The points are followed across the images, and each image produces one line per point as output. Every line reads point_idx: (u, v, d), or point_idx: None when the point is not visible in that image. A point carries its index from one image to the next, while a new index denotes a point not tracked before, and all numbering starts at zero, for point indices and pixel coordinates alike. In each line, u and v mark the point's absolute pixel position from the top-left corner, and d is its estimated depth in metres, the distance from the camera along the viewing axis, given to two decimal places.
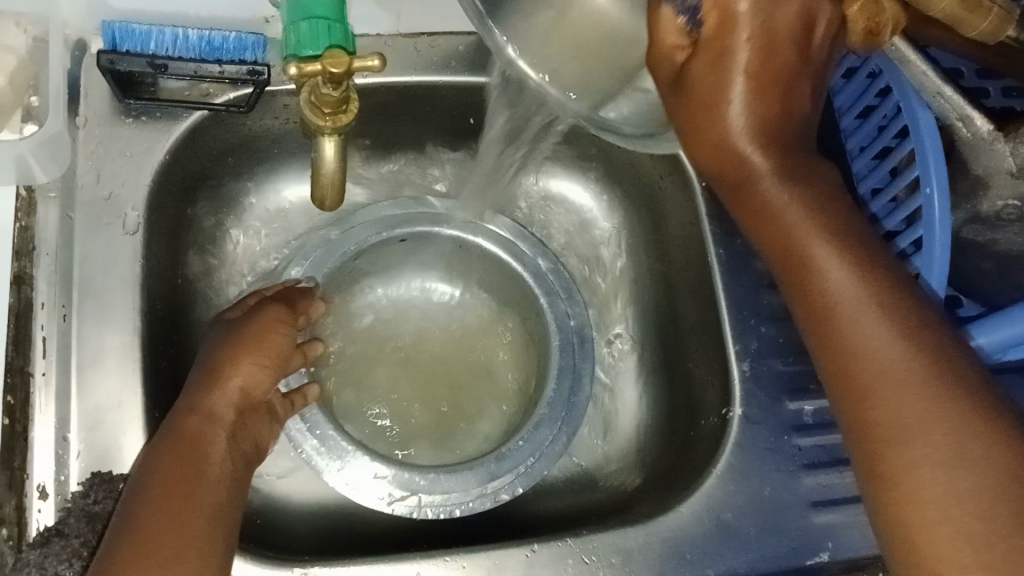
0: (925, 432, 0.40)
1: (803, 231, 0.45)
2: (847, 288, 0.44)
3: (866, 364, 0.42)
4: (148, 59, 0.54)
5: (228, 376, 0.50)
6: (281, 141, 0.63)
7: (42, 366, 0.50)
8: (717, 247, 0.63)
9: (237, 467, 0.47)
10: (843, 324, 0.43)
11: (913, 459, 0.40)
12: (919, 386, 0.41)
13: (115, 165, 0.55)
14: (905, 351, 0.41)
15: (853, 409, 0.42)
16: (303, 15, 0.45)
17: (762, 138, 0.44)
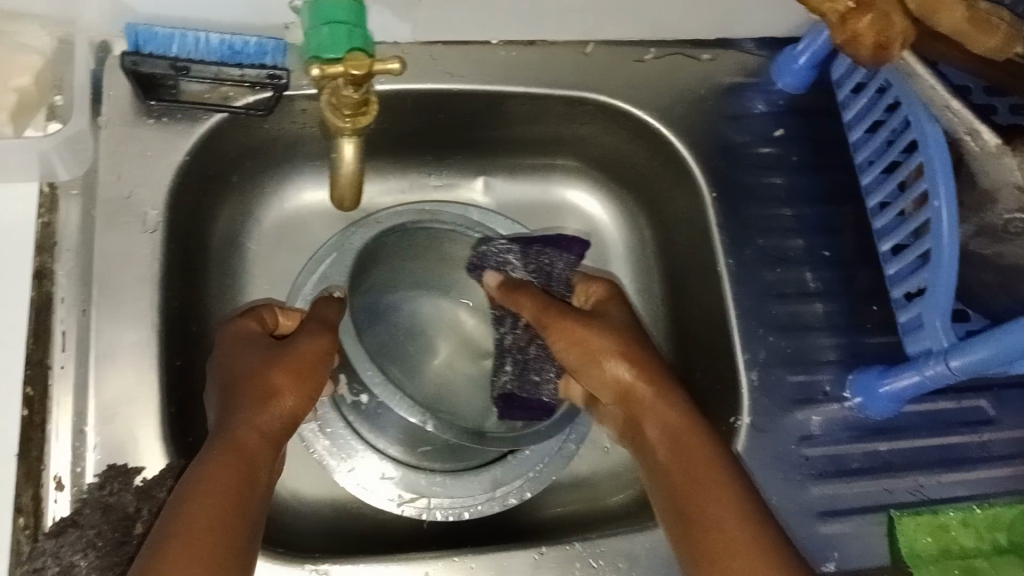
0: (720, 517, 0.48)
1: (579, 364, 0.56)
2: (706, 455, 0.50)
3: (710, 503, 0.48)
4: (169, 61, 0.56)
5: (280, 395, 0.50)
6: (298, 145, 0.64)
7: (60, 359, 0.51)
8: (727, 256, 0.64)
9: (266, 484, 0.48)
10: (693, 496, 0.49)
11: (714, 527, 0.47)
12: (731, 499, 0.48)
13: (136, 164, 0.56)
14: (737, 501, 0.48)
15: (680, 510, 0.49)
16: (324, 20, 0.46)
17: (635, 374, 0.53)
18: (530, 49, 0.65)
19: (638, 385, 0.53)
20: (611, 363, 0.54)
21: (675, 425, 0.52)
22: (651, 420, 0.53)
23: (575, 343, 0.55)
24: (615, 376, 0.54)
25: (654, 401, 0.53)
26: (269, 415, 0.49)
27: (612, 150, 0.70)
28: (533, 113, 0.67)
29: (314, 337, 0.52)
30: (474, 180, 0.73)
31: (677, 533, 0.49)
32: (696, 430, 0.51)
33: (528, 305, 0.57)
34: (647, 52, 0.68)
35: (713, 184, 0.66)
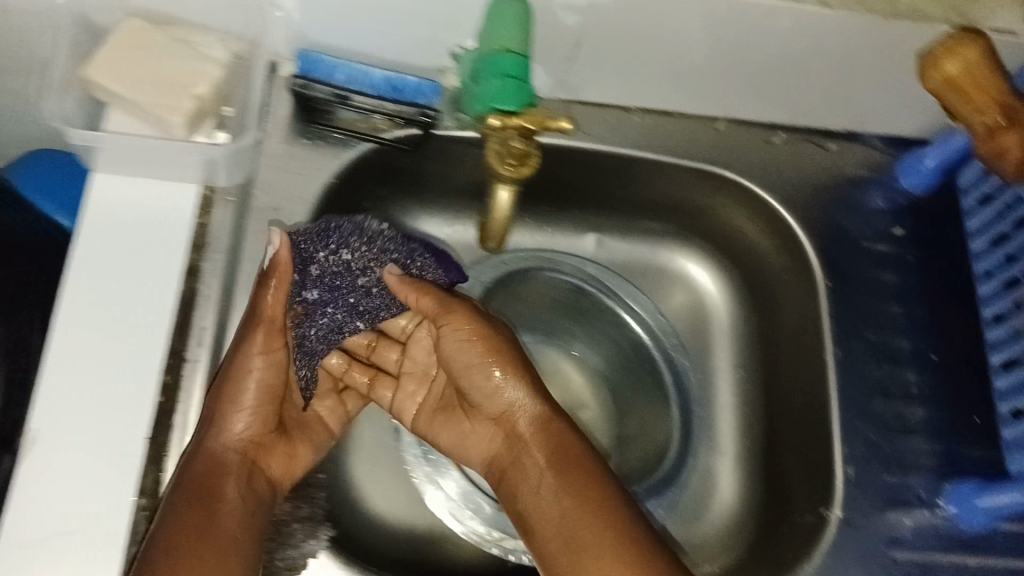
0: (611, 563, 0.49)
1: (514, 408, 0.57)
2: (583, 476, 0.53)
3: (588, 533, 0.51)
4: (334, 89, 0.59)
5: (232, 423, 0.53)
6: (431, 181, 0.67)
7: (195, 353, 0.54)
8: (834, 346, 0.65)
9: (252, 471, 0.54)
10: (575, 532, 0.51)
11: (598, 564, 0.49)
12: (611, 528, 0.50)
13: (288, 181, 0.60)
14: (618, 529, 0.50)
15: (560, 545, 0.51)
16: (497, 72, 0.49)
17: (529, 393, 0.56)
18: (665, 118, 0.67)
19: (523, 416, 0.56)
20: (509, 389, 0.57)
21: (555, 439, 0.55)
22: (536, 436, 0.56)
23: (485, 353, 0.57)
24: (503, 398, 0.57)
25: (535, 420, 0.56)
26: (219, 439, 0.52)
27: (729, 227, 0.71)
28: (659, 178, 0.68)
29: (261, 354, 0.53)
30: (587, 236, 0.74)
31: (552, 567, 0.51)
32: (571, 438, 0.55)
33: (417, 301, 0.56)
34: (776, 134, 0.69)
35: (827, 273, 0.67)
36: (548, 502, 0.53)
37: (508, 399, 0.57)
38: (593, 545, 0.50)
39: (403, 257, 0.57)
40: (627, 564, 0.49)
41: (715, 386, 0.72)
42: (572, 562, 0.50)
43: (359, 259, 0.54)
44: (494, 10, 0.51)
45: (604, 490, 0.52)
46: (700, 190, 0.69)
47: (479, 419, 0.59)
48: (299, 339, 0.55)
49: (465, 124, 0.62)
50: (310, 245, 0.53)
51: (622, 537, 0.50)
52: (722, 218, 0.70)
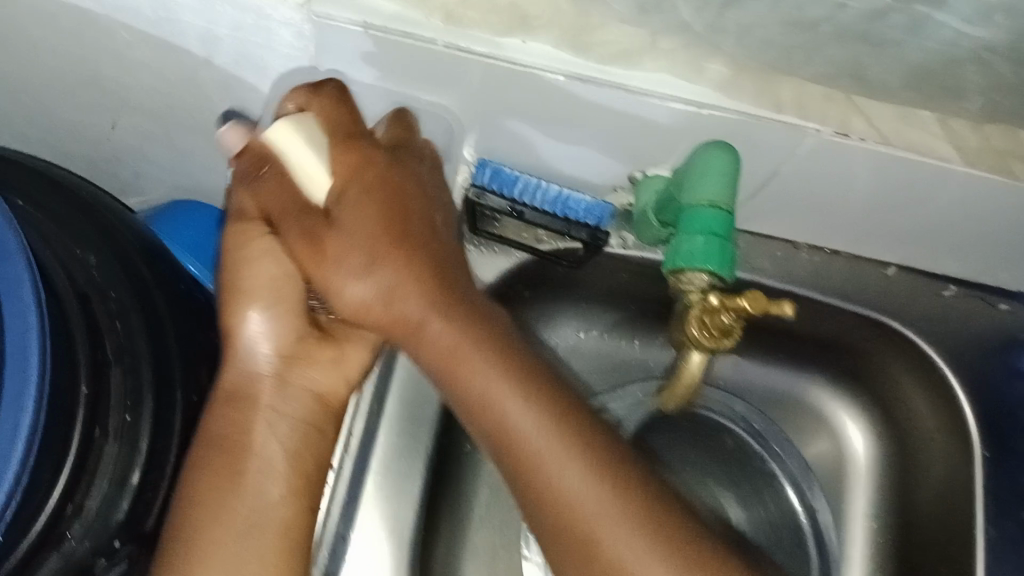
0: (603, 517, 0.43)
1: (402, 291, 0.47)
2: (540, 431, 0.45)
3: (568, 493, 0.44)
4: (510, 202, 0.59)
5: (246, 321, 0.51)
6: (582, 288, 0.66)
7: (339, 462, 0.54)
8: (987, 524, 0.61)
9: (289, 384, 0.52)
10: (548, 474, 0.44)
11: (595, 520, 0.43)
12: (612, 481, 0.44)
13: None
14: (608, 474, 0.44)
15: (546, 513, 0.44)
16: (702, 230, 0.47)
17: (418, 282, 0.47)
18: (834, 258, 0.66)
19: (428, 321, 0.47)
20: (398, 293, 0.47)
21: (512, 428, 0.45)
22: (444, 337, 0.47)
23: (386, 177, 0.48)
24: (430, 334, 0.47)
25: (496, 424, 0.46)
26: (239, 372, 0.52)
27: (889, 382, 0.67)
28: (820, 318, 0.66)
29: (267, 261, 0.51)
30: (724, 357, 0.71)
31: (544, 530, 0.44)
32: (536, 380, 0.46)
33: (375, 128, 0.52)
34: (946, 288, 0.67)
35: (985, 443, 0.63)
36: (559, 477, 0.44)
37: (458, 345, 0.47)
38: (570, 485, 0.44)
39: None
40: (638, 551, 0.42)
41: (847, 535, 0.68)
42: (576, 515, 0.43)
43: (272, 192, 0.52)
44: (702, 160, 0.48)
45: (592, 434, 0.45)
46: (857, 334, 0.66)
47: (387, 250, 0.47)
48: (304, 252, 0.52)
49: (631, 245, 0.61)
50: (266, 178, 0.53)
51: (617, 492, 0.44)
52: (870, 367, 0.67)
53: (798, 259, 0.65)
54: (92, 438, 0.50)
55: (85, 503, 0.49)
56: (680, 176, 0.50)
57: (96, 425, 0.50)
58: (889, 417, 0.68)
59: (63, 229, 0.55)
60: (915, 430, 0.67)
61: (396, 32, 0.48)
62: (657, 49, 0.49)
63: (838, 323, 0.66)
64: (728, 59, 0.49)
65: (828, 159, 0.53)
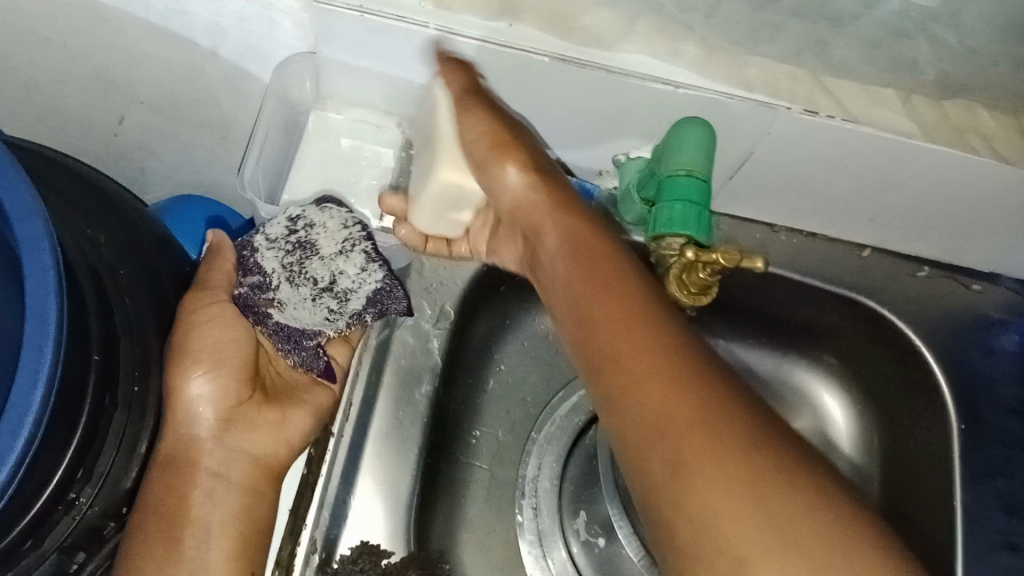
0: (663, 392, 0.39)
1: (522, 192, 0.53)
2: (624, 312, 0.44)
3: (636, 366, 0.41)
4: None
5: (188, 388, 0.56)
6: None
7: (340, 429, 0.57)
8: (963, 492, 0.63)
9: (232, 447, 0.58)
10: (617, 354, 0.42)
11: (658, 398, 0.39)
12: (681, 371, 0.40)
13: (443, 268, 0.65)
14: (682, 362, 0.41)
15: (614, 394, 0.42)
16: (678, 197, 0.50)
17: (525, 185, 0.53)
18: (810, 240, 0.69)
19: (540, 224, 0.53)
20: (512, 181, 0.53)
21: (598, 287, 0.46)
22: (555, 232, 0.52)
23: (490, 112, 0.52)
24: (532, 216, 0.53)
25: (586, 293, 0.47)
26: (180, 434, 0.56)
27: (869, 360, 0.70)
28: (796, 299, 0.69)
29: (213, 331, 0.57)
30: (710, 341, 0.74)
31: (612, 408, 0.42)
32: (615, 263, 0.47)
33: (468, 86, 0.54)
34: (922, 269, 0.70)
35: (961, 414, 0.65)
36: (624, 350, 0.42)
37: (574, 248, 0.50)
38: (641, 359, 0.41)
39: (266, 277, 0.56)
40: (688, 424, 0.38)
41: None
42: (629, 372, 0.41)
43: (259, 269, 0.56)
44: (680, 131, 0.51)
45: (673, 328, 0.43)
46: (832, 312, 0.69)
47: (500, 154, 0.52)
48: (279, 329, 0.57)
49: (616, 228, 0.63)
50: (255, 261, 0.56)
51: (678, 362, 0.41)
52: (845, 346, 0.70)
53: (775, 240, 0.69)
54: (101, 406, 0.50)
55: (95, 469, 0.50)
56: (661, 150, 0.53)
57: (107, 393, 0.51)
58: (868, 395, 0.70)
59: (76, 212, 0.57)
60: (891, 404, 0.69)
61: (389, 15, 0.51)
62: (635, 32, 0.52)
63: (810, 303, 0.69)
64: (703, 41, 0.52)
65: (800, 137, 0.56)
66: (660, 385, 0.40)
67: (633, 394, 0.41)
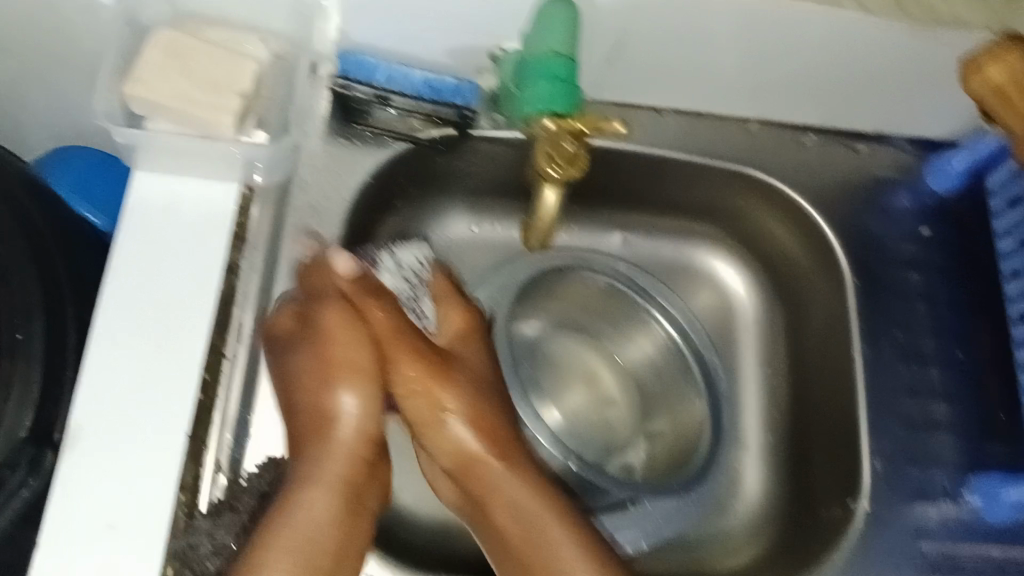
0: (508, 520, 0.53)
1: (384, 333, 0.54)
2: (471, 452, 0.54)
3: (502, 493, 0.53)
4: (374, 90, 0.60)
5: None
6: (465, 180, 0.69)
7: (234, 350, 0.56)
8: (863, 343, 0.65)
9: None
10: (487, 493, 0.54)
11: (528, 551, 0.52)
12: (538, 483, 0.54)
13: (324, 176, 0.61)
14: (547, 488, 0.54)
15: (505, 552, 0.54)
16: (545, 75, 0.50)
17: (364, 402, 0.53)
18: (698, 119, 0.69)
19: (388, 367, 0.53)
20: (348, 399, 0.52)
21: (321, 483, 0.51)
22: (363, 351, 0.53)
23: (375, 352, 0.53)
24: (358, 363, 0.52)
25: (299, 481, 0.51)
26: None
27: (760, 229, 0.72)
28: (690, 178, 0.69)
29: None
30: (614, 233, 0.76)
31: (494, 543, 0.55)
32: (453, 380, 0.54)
33: (359, 343, 0.53)
34: (808, 136, 0.70)
35: (856, 270, 0.67)
36: (507, 492, 0.53)
37: (336, 472, 0.51)
38: (509, 486, 0.53)
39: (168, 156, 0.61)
40: (533, 495, 0.53)
41: (740, 387, 0.72)
42: (490, 493, 0.54)
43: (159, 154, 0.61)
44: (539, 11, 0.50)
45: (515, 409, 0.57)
46: (719, 191, 0.70)
47: (374, 320, 0.54)
48: None
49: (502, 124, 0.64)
50: None
51: (533, 481, 0.54)
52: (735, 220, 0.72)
53: (664, 120, 0.69)
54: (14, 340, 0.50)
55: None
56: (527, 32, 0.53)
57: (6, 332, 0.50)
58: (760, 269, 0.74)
59: None
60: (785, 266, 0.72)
61: None
62: None
63: (696, 184, 0.70)
64: None
65: None
66: (515, 490, 0.53)
67: (508, 547, 0.54)
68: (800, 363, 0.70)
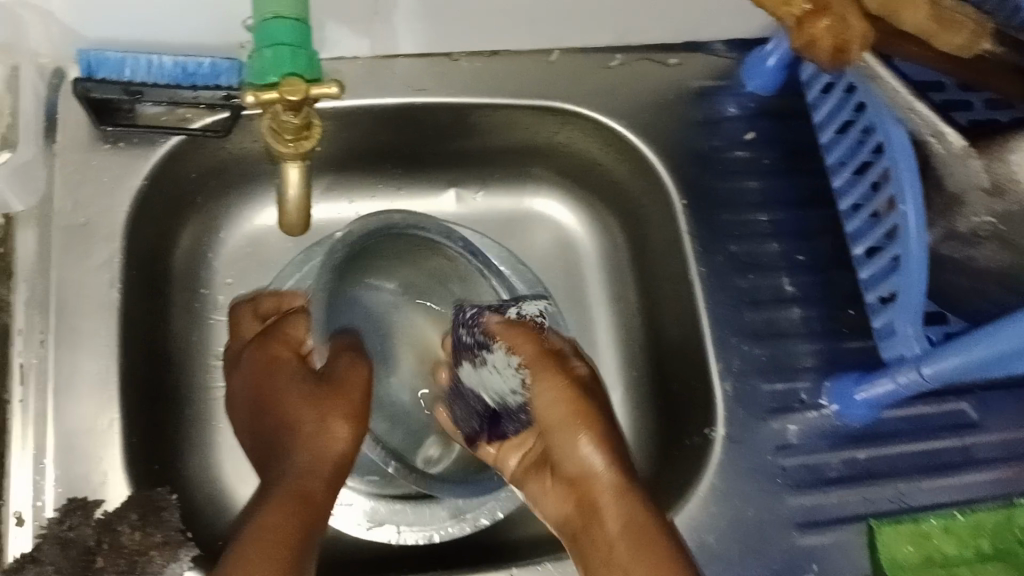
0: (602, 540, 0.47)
1: (342, 384, 0.49)
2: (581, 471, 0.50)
3: (609, 530, 0.47)
4: (123, 86, 0.55)
5: None
6: (260, 163, 0.64)
7: (19, 393, 0.53)
8: (698, 264, 0.62)
9: None
10: (595, 519, 0.47)
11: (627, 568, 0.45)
12: (626, 490, 0.47)
13: (91, 190, 0.56)
14: (634, 505, 0.46)
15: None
16: (267, 42, 0.45)
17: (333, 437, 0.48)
18: (495, 59, 0.64)
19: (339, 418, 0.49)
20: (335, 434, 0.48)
21: (303, 517, 0.44)
22: (294, 391, 0.50)
23: (310, 396, 0.49)
24: (309, 431, 0.48)
25: (263, 526, 0.43)
26: None
27: (590, 161, 0.68)
28: (502, 122, 0.65)
29: None
30: (446, 191, 0.72)
31: None
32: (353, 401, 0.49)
33: (299, 377, 0.51)
34: (615, 58, 0.66)
35: (682, 189, 0.64)
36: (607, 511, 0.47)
37: (314, 489, 0.46)
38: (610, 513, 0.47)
39: None
40: (632, 525, 0.46)
41: (593, 327, 0.70)
42: (630, 535, 0.46)
43: None
44: None
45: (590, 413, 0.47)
46: (535, 128, 0.66)
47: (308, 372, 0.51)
48: None
49: None
50: None
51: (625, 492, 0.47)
52: (554, 156, 0.69)
53: (460, 65, 0.63)
54: None
55: None
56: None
57: None
58: (598, 203, 0.71)
59: None
60: (620, 187, 0.68)
61: None
62: None
63: (511, 126, 0.66)
64: None
65: None
66: (611, 515, 0.46)
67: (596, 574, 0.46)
68: (649, 293, 0.68)
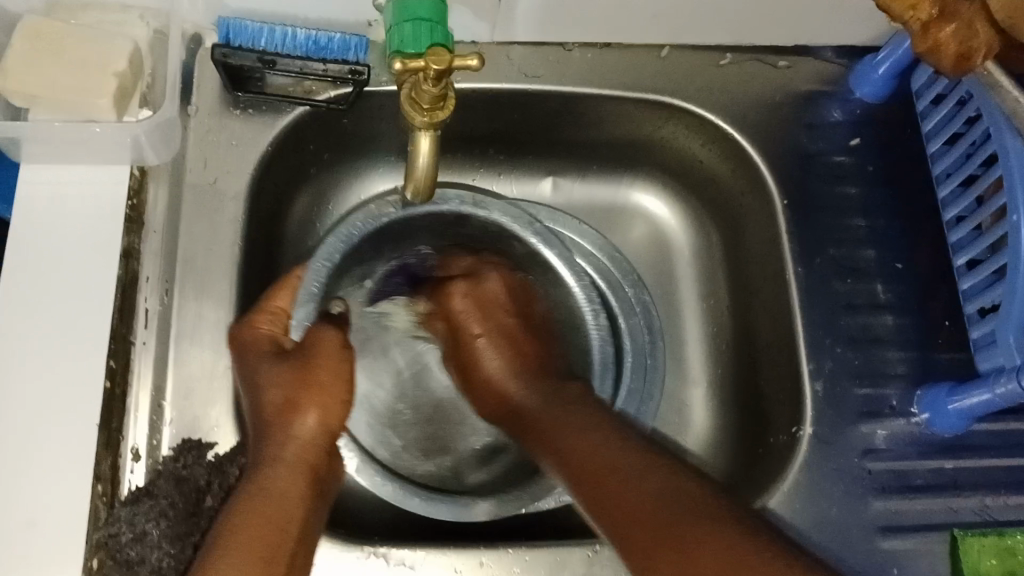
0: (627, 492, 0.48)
1: (318, 369, 0.53)
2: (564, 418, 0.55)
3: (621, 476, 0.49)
4: (257, 55, 0.58)
5: None
6: (375, 139, 0.66)
7: (143, 336, 0.56)
8: (795, 265, 0.63)
9: None
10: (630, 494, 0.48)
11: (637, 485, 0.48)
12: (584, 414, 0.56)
13: (220, 152, 0.60)
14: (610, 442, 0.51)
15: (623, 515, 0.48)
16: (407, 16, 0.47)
17: (316, 426, 0.52)
18: (606, 51, 0.65)
19: (313, 411, 0.52)
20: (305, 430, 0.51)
21: (273, 528, 0.46)
22: (277, 381, 0.52)
23: (290, 378, 0.53)
24: (297, 420, 0.51)
25: (222, 545, 0.45)
26: None
27: (688, 158, 0.69)
28: (613, 113, 0.67)
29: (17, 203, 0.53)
30: (544, 179, 0.74)
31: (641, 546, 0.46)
32: (336, 399, 0.53)
33: (273, 365, 0.53)
34: (724, 56, 0.67)
35: (783, 188, 0.65)
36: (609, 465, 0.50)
37: (298, 488, 0.49)
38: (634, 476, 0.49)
39: None
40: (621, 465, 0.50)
41: (681, 323, 0.72)
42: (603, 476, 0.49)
43: None
44: None
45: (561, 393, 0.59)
46: (638, 125, 0.68)
47: (280, 359, 0.53)
48: None
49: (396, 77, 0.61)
50: None
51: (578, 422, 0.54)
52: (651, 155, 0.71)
53: (573, 54, 0.65)
54: None
55: None
56: None
57: None
58: (693, 200, 0.72)
59: None
60: (719, 185, 0.69)
61: None
62: None
63: (617, 118, 0.67)
64: None
65: None
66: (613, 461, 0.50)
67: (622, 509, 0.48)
68: (742, 291, 0.69)
